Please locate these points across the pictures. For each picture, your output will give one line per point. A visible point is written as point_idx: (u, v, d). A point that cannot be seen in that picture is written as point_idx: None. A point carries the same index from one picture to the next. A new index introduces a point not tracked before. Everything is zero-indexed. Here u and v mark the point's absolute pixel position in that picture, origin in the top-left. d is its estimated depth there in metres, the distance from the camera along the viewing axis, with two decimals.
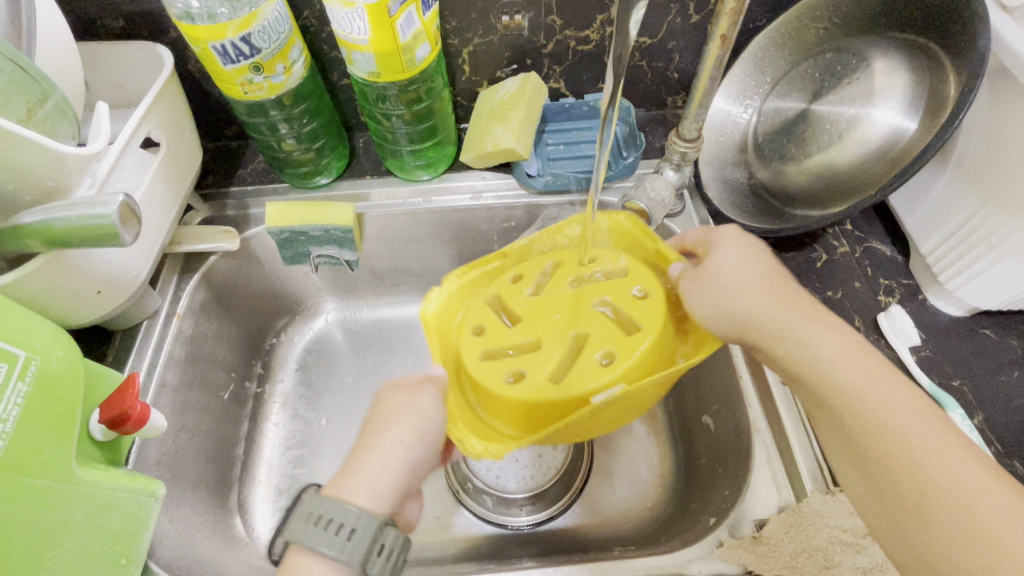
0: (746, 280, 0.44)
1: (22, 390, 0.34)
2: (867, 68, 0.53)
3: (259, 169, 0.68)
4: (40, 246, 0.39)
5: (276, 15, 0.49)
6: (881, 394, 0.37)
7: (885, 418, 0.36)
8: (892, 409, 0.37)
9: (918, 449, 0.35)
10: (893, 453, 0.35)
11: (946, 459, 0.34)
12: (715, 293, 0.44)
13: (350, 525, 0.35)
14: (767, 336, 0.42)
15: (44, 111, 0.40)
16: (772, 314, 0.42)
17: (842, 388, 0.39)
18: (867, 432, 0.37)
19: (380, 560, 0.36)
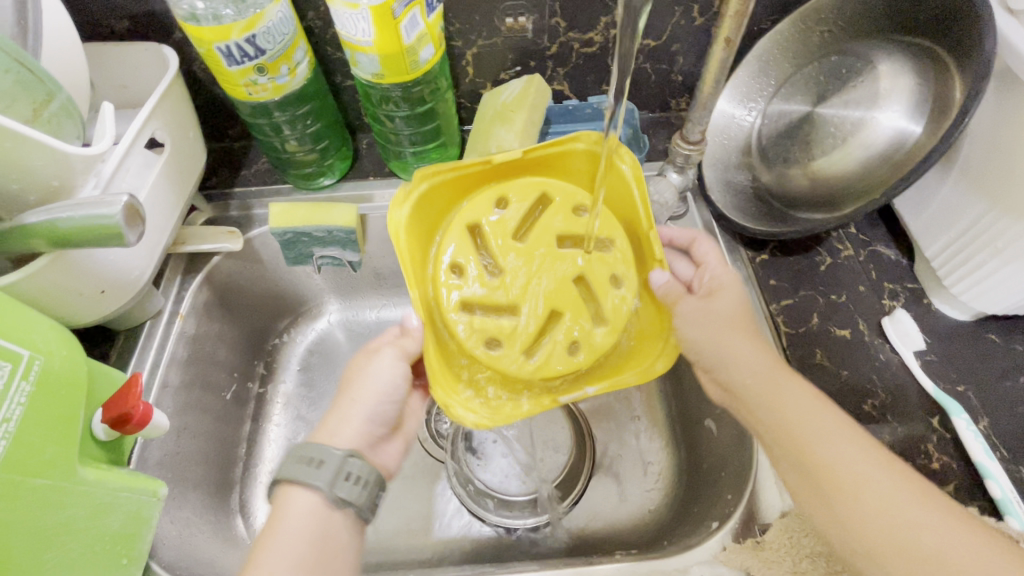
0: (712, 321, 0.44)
1: (25, 389, 0.34)
2: (872, 70, 0.52)
3: (263, 170, 0.68)
4: (44, 246, 0.39)
5: (281, 16, 0.49)
6: (843, 443, 0.37)
7: (848, 463, 0.36)
8: (853, 456, 0.36)
9: (884, 496, 0.34)
10: (859, 500, 0.34)
11: (913, 512, 0.33)
12: (700, 322, 0.44)
13: (323, 457, 0.40)
14: (741, 373, 0.42)
15: (49, 111, 0.40)
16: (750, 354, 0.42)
17: (799, 429, 0.38)
18: (827, 476, 0.36)
19: (350, 484, 0.40)
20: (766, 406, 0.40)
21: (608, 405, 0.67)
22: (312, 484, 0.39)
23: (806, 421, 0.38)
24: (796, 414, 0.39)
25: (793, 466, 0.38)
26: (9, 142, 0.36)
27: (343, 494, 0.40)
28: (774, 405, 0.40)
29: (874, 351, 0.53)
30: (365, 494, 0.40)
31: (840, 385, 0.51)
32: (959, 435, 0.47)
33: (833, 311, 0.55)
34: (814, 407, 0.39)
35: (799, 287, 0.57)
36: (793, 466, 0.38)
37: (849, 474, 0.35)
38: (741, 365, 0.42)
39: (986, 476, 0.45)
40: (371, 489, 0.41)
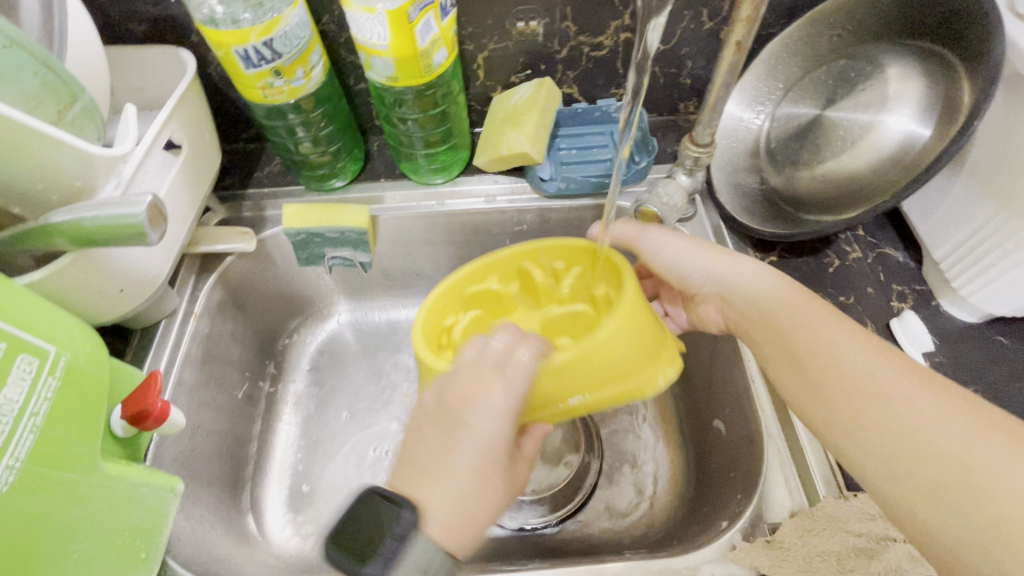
0: (720, 258, 0.49)
1: (52, 384, 0.35)
2: (882, 74, 0.53)
3: (275, 171, 0.69)
4: (67, 245, 0.39)
5: (298, 20, 0.50)
6: (833, 331, 0.42)
7: (845, 356, 0.40)
8: (845, 345, 0.41)
9: (873, 379, 0.39)
10: (847, 379, 0.40)
11: (907, 390, 0.37)
12: (682, 256, 0.50)
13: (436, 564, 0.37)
14: (737, 287, 0.48)
15: (73, 113, 0.41)
16: (762, 282, 0.47)
17: (818, 346, 0.42)
18: (819, 365, 0.41)
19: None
20: (759, 310, 0.46)
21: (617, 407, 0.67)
22: None
23: (794, 311, 0.44)
24: (782, 310, 0.45)
25: (788, 360, 0.44)
26: (36, 143, 0.36)
27: None
28: (763, 308, 0.46)
29: None
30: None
31: None
32: None
33: (842, 312, 0.56)
34: (829, 326, 0.42)
35: (808, 289, 0.58)
36: (787, 359, 0.44)
37: (836, 360, 0.41)
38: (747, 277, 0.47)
39: None
40: None
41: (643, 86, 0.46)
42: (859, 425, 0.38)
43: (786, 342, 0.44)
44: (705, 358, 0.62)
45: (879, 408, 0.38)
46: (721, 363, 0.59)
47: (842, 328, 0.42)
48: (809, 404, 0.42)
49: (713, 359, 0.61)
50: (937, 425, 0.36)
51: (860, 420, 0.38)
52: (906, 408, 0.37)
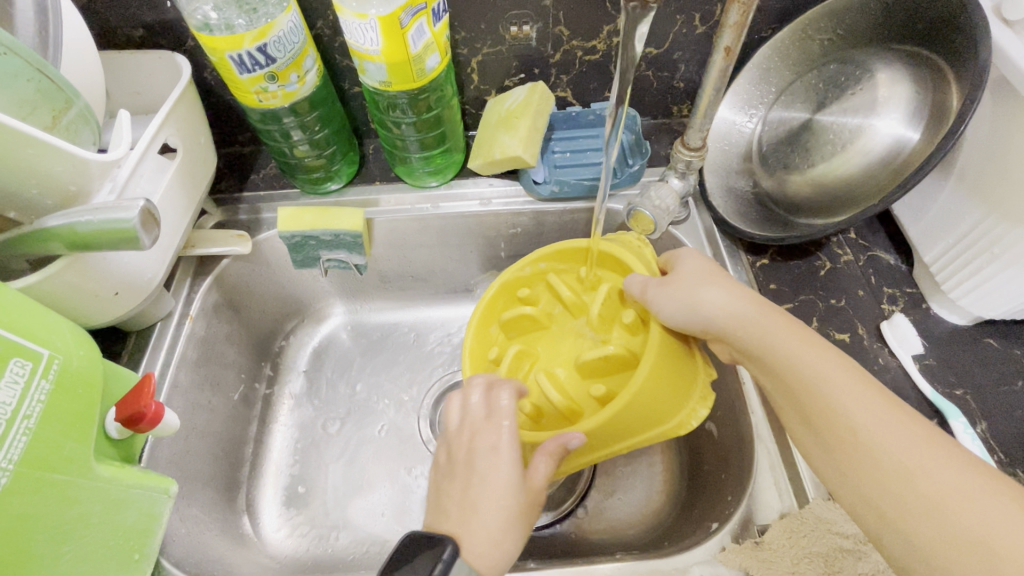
0: (728, 297, 0.45)
1: (45, 387, 0.35)
2: (871, 78, 0.53)
3: (271, 174, 0.69)
4: (61, 249, 0.40)
5: (292, 25, 0.50)
6: (851, 389, 0.38)
7: (848, 406, 0.38)
8: (867, 406, 0.37)
9: (894, 446, 0.36)
10: (864, 444, 0.36)
11: (932, 461, 0.34)
12: (684, 297, 0.46)
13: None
14: (740, 332, 0.44)
15: (67, 118, 0.41)
16: (742, 310, 0.44)
17: (818, 387, 0.39)
18: (828, 422, 0.38)
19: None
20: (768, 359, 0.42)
21: None
22: None
23: (806, 363, 0.41)
24: (790, 362, 0.41)
25: (798, 414, 0.41)
26: (30, 148, 0.37)
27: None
28: (771, 357, 0.42)
29: (874, 355, 0.53)
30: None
31: None
32: (957, 437, 0.48)
33: (832, 315, 0.56)
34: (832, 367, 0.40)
35: (799, 292, 0.58)
36: (797, 412, 0.41)
37: (853, 422, 0.37)
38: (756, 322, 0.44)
39: None
40: None
41: (627, 91, 0.46)
42: (875, 495, 0.35)
43: (797, 397, 0.41)
44: None
45: (900, 480, 0.34)
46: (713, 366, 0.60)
47: (862, 385, 0.39)
48: (824, 465, 0.39)
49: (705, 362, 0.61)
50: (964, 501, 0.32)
51: (878, 491, 0.35)
52: (929, 481, 0.34)
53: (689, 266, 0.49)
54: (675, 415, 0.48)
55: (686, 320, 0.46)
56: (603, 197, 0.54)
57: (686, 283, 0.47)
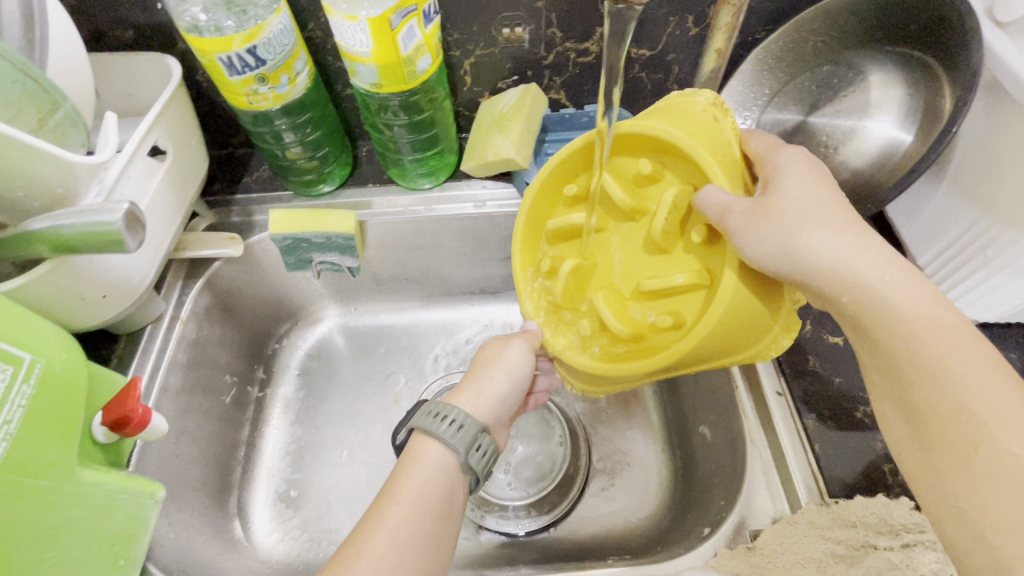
0: (844, 246, 0.37)
1: (26, 392, 0.35)
2: (863, 81, 0.53)
3: (264, 176, 0.69)
4: (46, 252, 0.40)
5: (282, 27, 0.50)
6: (979, 379, 0.32)
7: (965, 394, 0.32)
8: (998, 404, 0.31)
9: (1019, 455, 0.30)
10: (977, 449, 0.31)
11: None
12: (777, 234, 0.37)
13: (450, 413, 0.42)
14: (849, 291, 0.37)
15: (54, 121, 0.41)
16: (846, 256, 0.37)
17: (937, 365, 0.33)
18: (928, 403, 0.33)
19: (478, 456, 0.41)
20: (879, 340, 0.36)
21: (606, 412, 0.67)
22: (437, 434, 0.41)
23: (926, 352, 0.34)
24: (910, 349, 0.35)
25: (897, 401, 0.35)
26: (13, 150, 0.37)
27: (471, 460, 0.41)
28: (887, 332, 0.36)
29: None
30: (486, 465, 0.42)
31: (833, 394, 0.51)
32: None
33: (826, 318, 0.56)
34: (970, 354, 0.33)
35: None
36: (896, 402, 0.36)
37: (969, 426, 0.32)
38: (876, 291, 0.36)
39: None
40: (489, 467, 0.42)
41: (617, 90, 0.46)
42: (976, 504, 0.30)
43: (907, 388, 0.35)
44: None
45: (1018, 490, 0.29)
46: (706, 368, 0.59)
47: (1003, 386, 0.32)
48: (908, 440, 0.35)
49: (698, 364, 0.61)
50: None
51: (981, 502, 0.30)
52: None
53: (792, 188, 0.39)
54: (751, 346, 0.41)
55: (776, 265, 0.38)
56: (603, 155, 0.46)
57: (785, 217, 0.38)
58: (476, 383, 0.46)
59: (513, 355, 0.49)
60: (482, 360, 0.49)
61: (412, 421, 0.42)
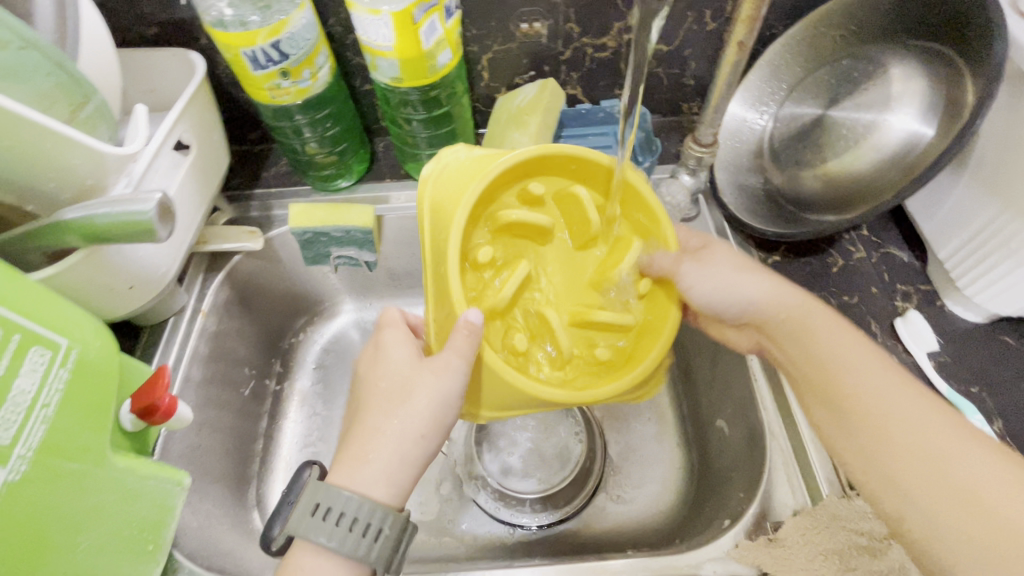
0: (767, 286, 0.46)
1: (63, 376, 0.35)
2: (884, 74, 0.53)
3: (282, 171, 0.70)
4: (78, 242, 0.40)
5: (305, 22, 0.51)
6: (878, 371, 0.38)
7: (871, 383, 0.38)
8: (898, 391, 0.37)
9: (923, 428, 0.34)
10: (921, 452, 0.34)
11: (1006, 479, 0.31)
12: (718, 276, 0.47)
13: (331, 513, 0.37)
14: (777, 321, 0.44)
15: (85, 113, 0.41)
16: (772, 291, 0.45)
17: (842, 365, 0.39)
18: (846, 395, 0.38)
19: (380, 545, 0.38)
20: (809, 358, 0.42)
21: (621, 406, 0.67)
22: (321, 541, 0.37)
23: (845, 363, 0.39)
24: (834, 363, 0.40)
25: (823, 406, 0.40)
26: (48, 141, 0.37)
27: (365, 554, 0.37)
28: (809, 350, 0.42)
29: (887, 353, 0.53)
30: (389, 552, 0.38)
31: None
32: None
33: (845, 312, 0.56)
34: (861, 352, 0.40)
35: (811, 289, 0.58)
36: (835, 416, 0.39)
37: (904, 432, 0.35)
38: (800, 312, 0.44)
39: None
40: (400, 546, 0.39)
41: (641, 91, 0.46)
42: (932, 509, 0.32)
43: (845, 402, 0.38)
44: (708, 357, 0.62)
45: (931, 457, 0.33)
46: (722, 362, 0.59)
47: (895, 378, 0.38)
48: (837, 435, 0.39)
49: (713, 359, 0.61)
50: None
51: (938, 508, 0.32)
52: (1002, 498, 0.30)
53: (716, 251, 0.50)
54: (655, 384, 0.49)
55: (719, 301, 0.47)
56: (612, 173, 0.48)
57: (717, 265, 0.47)
58: (370, 419, 0.41)
59: (397, 362, 0.43)
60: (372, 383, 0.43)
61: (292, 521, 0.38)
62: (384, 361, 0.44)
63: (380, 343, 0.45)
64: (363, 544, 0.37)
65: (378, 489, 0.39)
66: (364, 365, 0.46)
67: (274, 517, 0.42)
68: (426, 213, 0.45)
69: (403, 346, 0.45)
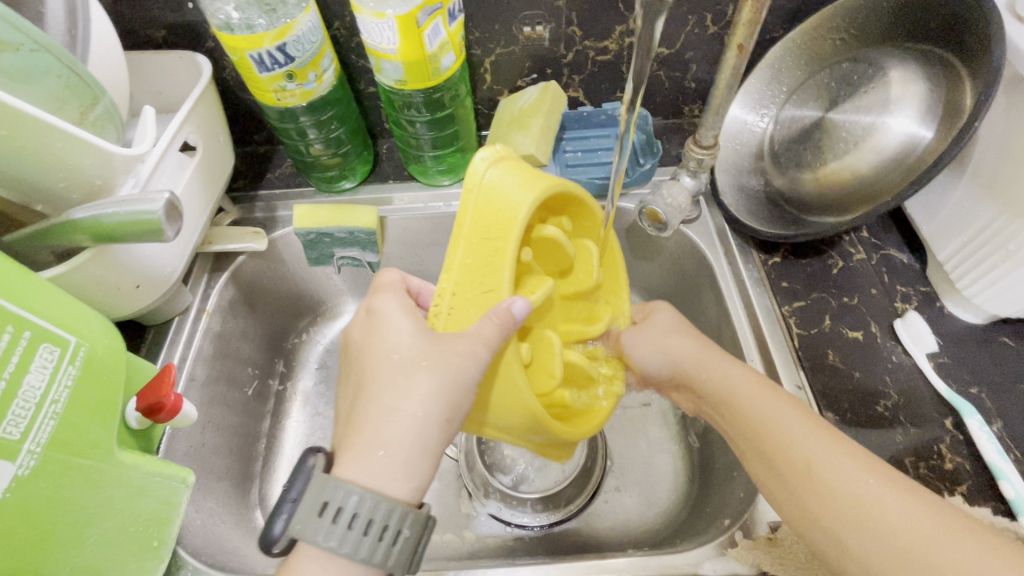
0: (693, 345, 0.51)
1: (72, 373, 0.36)
2: (883, 77, 0.53)
3: (287, 173, 0.71)
4: (87, 241, 0.41)
5: (311, 25, 0.51)
6: (795, 423, 0.41)
7: (793, 436, 0.40)
8: (817, 444, 0.39)
9: (845, 476, 0.37)
10: (847, 497, 0.36)
11: (920, 518, 0.34)
12: (654, 342, 0.53)
13: (343, 515, 0.34)
14: (702, 379, 0.49)
15: (95, 114, 0.42)
16: (694, 347, 0.51)
17: (766, 420, 0.42)
18: (779, 451, 0.40)
19: (397, 547, 0.35)
20: (733, 409, 0.45)
21: (622, 407, 0.68)
22: (328, 545, 0.34)
23: (768, 413, 0.42)
24: (757, 413, 0.43)
25: (762, 463, 0.42)
26: (58, 141, 0.38)
27: (379, 557, 0.34)
28: (732, 406, 0.45)
29: (886, 353, 0.53)
30: (405, 553, 0.36)
31: (854, 386, 0.51)
32: (972, 436, 0.47)
33: (845, 313, 0.56)
34: (779, 407, 0.43)
35: (812, 290, 0.58)
36: (765, 463, 0.41)
37: (827, 477, 0.37)
38: (719, 369, 0.48)
39: (999, 477, 0.45)
40: (416, 545, 0.37)
41: (641, 93, 0.46)
42: (862, 550, 0.34)
43: (774, 450, 0.41)
44: None
45: (856, 507, 0.35)
46: None
47: (809, 428, 0.40)
48: (778, 494, 0.40)
49: None
50: (959, 557, 0.32)
51: (868, 550, 0.34)
52: (919, 537, 0.33)
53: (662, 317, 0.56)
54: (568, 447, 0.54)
55: (659, 367, 0.53)
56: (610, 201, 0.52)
57: (655, 331, 0.54)
58: (383, 400, 0.38)
59: (401, 334, 0.40)
60: (369, 354, 0.40)
61: (292, 523, 0.34)
62: (389, 334, 0.41)
63: (376, 310, 0.43)
64: (380, 547, 0.34)
65: (395, 484, 0.36)
66: (357, 335, 0.43)
67: (274, 514, 0.35)
68: (478, 194, 0.41)
69: (403, 321, 0.41)
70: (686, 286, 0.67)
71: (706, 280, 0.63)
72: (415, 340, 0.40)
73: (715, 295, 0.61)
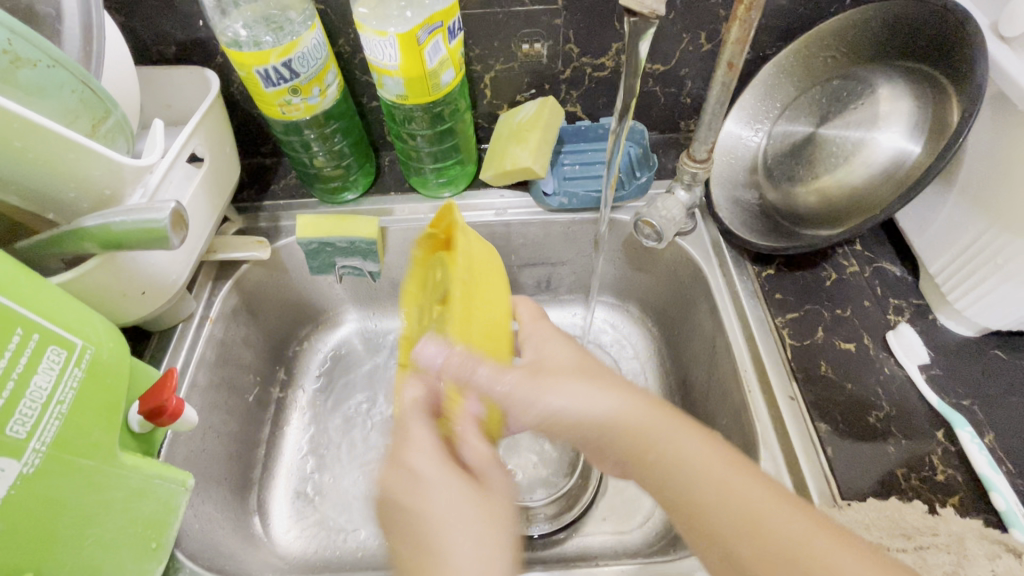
0: (573, 401, 0.40)
1: (77, 375, 0.37)
2: (872, 94, 0.55)
3: (291, 185, 0.72)
4: (94, 248, 0.42)
5: (315, 42, 0.53)
6: (671, 433, 0.38)
7: (666, 452, 0.37)
8: (675, 450, 0.37)
9: (698, 478, 0.35)
10: (742, 515, 0.33)
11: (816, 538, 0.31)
12: (528, 394, 0.41)
13: None
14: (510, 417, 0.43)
15: (106, 126, 0.44)
16: (578, 402, 0.40)
17: (661, 445, 0.38)
18: (665, 473, 0.37)
19: None
20: (649, 451, 0.38)
21: None
22: None
23: (620, 433, 0.39)
24: (617, 424, 0.39)
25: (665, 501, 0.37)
26: (71, 153, 0.39)
27: None
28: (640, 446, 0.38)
29: (879, 365, 0.54)
30: None
31: (847, 397, 0.52)
32: (964, 448, 0.48)
33: (838, 325, 0.57)
34: (669, 423, 0.39)
35: (805, 302, 0.59)
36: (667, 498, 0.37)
37: (716, 495, 0.34)
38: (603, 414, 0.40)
39: (990, 489, 0.45)
40: None
41: (631, 104, 0.49)
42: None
43: (664, 483, 0.37)
44: (705, 369, 0.63)
45: (744, 523, 0.33)
46: (719, 373, 0.60)
47: (687, 439, 0.38)
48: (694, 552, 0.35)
49: (709, 371, 0.62)
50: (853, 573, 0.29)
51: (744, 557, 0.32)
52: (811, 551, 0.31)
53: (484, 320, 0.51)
54: None
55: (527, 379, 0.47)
56: (606, 210, 0.60)
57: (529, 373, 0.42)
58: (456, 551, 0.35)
59: (444, 492, 0.38)
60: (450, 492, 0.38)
61: None
62: (435, 489, 0.38)
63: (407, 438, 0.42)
64: None
65: None
66: (405, 495, 0.39)
67: None
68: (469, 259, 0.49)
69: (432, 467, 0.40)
70: (682, 297, 0.68)
71: (702, 292, 0.64)
72: (444, 481, 0.39)
73: (710, 306, 0.62)
